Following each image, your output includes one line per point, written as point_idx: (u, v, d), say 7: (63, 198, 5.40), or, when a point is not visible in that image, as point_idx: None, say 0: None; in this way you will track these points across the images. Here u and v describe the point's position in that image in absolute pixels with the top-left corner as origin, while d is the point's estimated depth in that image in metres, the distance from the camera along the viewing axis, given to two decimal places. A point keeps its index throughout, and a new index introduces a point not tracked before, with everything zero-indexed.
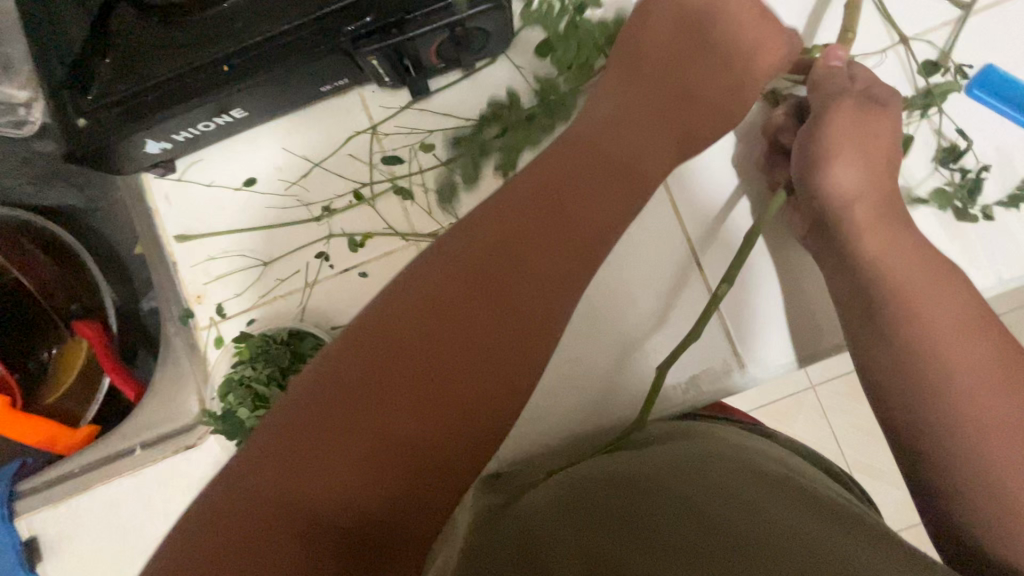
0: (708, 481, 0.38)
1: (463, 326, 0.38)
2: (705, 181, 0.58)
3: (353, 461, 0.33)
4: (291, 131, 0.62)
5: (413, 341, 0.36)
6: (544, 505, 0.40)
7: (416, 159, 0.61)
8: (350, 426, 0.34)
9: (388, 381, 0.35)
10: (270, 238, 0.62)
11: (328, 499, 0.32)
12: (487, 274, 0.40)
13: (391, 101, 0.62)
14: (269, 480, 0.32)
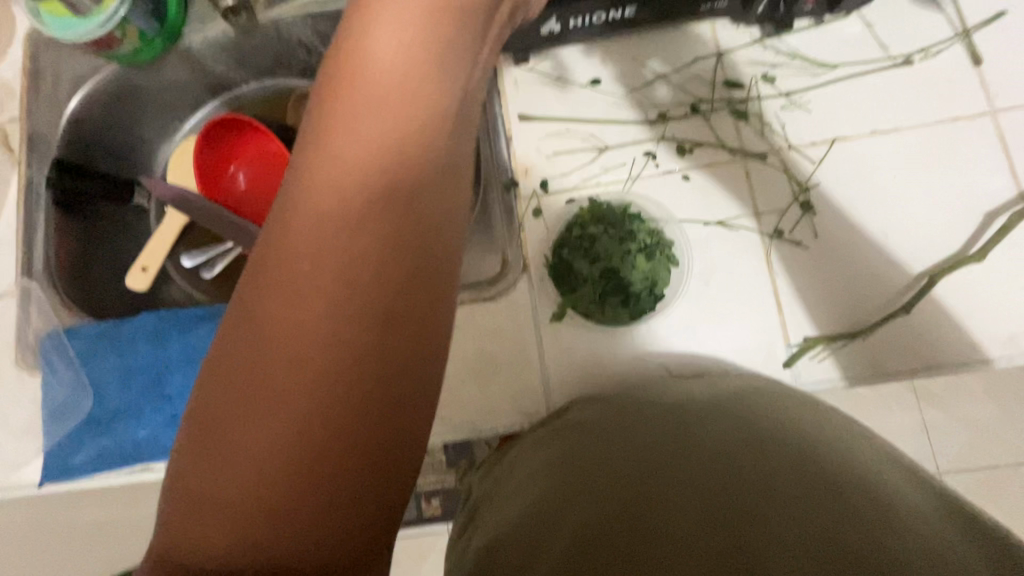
0: (690, 460, 0.45)
1: (267, 291, 0.30)
2: (941, 201, 0.59)
3: (258, 449, 0.29)
4: (647, 45, 0.65)
5: (246, 314, 0.31)
6: (534, 470, 0.51)
7: (755, 89, 0.63)
8: (233, 417, 0.30)
9: (234, 374, 0.30)
10: (604, 129, 0.65)
11: (227, 518, 0.29)
12: (293, 228, 0.31)
13: (740, 37, 0.64)
14: (189, 504, 0.30)
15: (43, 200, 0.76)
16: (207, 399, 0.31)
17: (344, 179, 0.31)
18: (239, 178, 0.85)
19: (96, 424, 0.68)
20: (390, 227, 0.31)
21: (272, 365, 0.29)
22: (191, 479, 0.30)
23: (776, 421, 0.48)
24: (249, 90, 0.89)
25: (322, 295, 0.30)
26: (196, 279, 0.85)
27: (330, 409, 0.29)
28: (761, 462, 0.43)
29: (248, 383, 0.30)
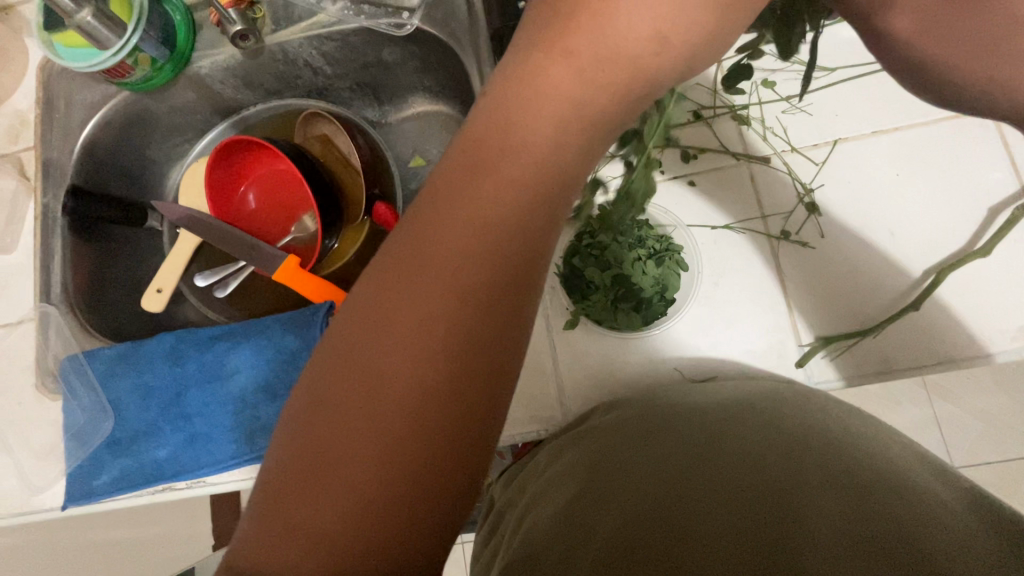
0: (717, 456, 0.46)
1: (395, 305, 0.30)
2: (946, 200, 0.60)
3: (356, 482, 0.28)
4: None
5: (371, 324, 0.30)
6: (565, 473, 0.52)
7: (757, 93, 0.65)
8: (334, 453, 0.29)
9: (340, 408, 0.29)
10: None
11: (317, 535, 0.28)
12: (423, 242, 0.31)
13: None
14: (277, 510, 0.29)
15: (59, 226, 0.77)
16: (317, 406, 0.30)
17: (481, 199, 0.30)
18: (248, 199, 0.88)
19: (117, 446, 0.69)
20: (502, 267, 0.30)
21: (381, 405, 0.29)
22: (283, 487, 0.29)
23: (790, 421, 0.48)
24: (258, 112, 0.92)
25: (438, 331, 0.29)
26: (210, 298, 0.86)
27: (425, 460, 0.29)
28: (794, 470, 0.42)
29: (352, 422, 0.29)
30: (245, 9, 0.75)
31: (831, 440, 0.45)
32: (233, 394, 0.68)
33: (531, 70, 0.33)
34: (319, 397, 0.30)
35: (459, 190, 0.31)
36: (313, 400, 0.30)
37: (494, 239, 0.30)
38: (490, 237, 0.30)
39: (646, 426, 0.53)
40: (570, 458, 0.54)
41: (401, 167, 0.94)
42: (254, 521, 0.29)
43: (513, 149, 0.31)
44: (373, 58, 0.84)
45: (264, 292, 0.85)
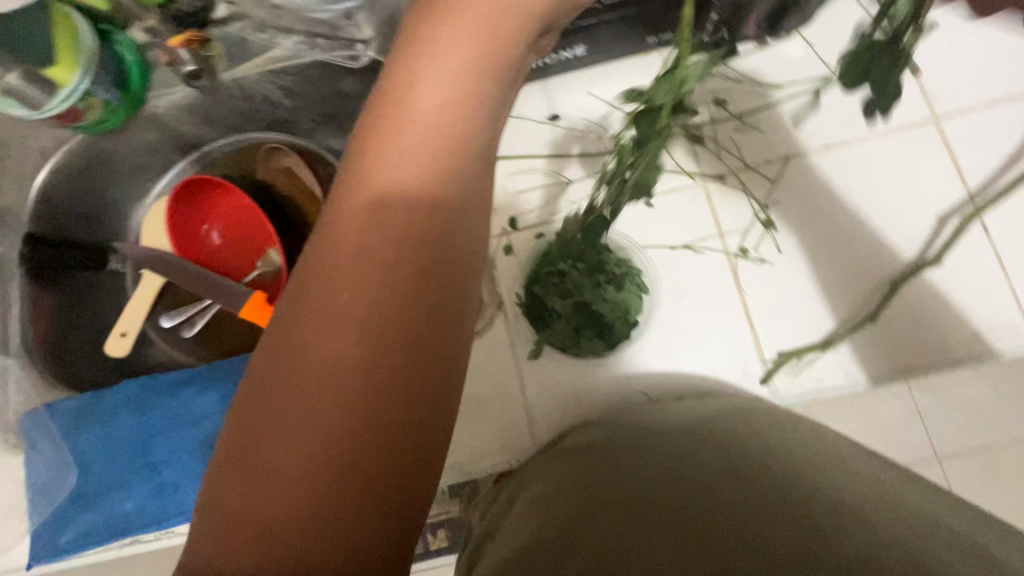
0: (678, 480, 0.45)
1: (308, 310, 0.29)
2: (897, 210, 0.61)
3: (288, 499, 0.27)
4: (599, 80, 0.68)
5: (288, 332, 0.29)
6: (532, 504, 0.51)
7: (709, 112, 0.65)
8: (262, 460, 0.28)
9: (265, 416, 0.28)
10: (567, 164, 0.66)
11: (259, 557, 0.27)
12: (333, 240, 0.29)
13: (690, 65, 0.66)
14: (218, 539, 0.28)
15: (18, 282, 0.79)
16: (243, 426, 0.29)
17: (387, 189, 0.29)
18: (211, 237, 0.86)
19: (83, 499, 0.67)
20: (419, 258, 0.29)
21: (302, 408, 0.28)
22: (222, 514, 0.28)
23: (751, 443, 0.48)
24: (219, 146, 0.88)
25: (355, 329, 0.28)
26: (177, 339, 0.84)
27: (353, 459, 0.27)
28: (766, 488, 0.41)
29: (274, 426, 0.28)
30: (199, 48, 0.76)
31: (790, 464, 0.45)
32: (201, 439, 0.67)
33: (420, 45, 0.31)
34: (243, 416, 0.29)
35: (364, 181, 0.30)
36: (239, 420, 0.29)
37: (407, 227, 0.29)
38: (405, 229, 0.29)
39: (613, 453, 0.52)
40: (542, 483, 0.53)
41: None
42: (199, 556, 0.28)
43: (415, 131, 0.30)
44: (332, 90, 0.83)
45: (232, 330, 0.84)
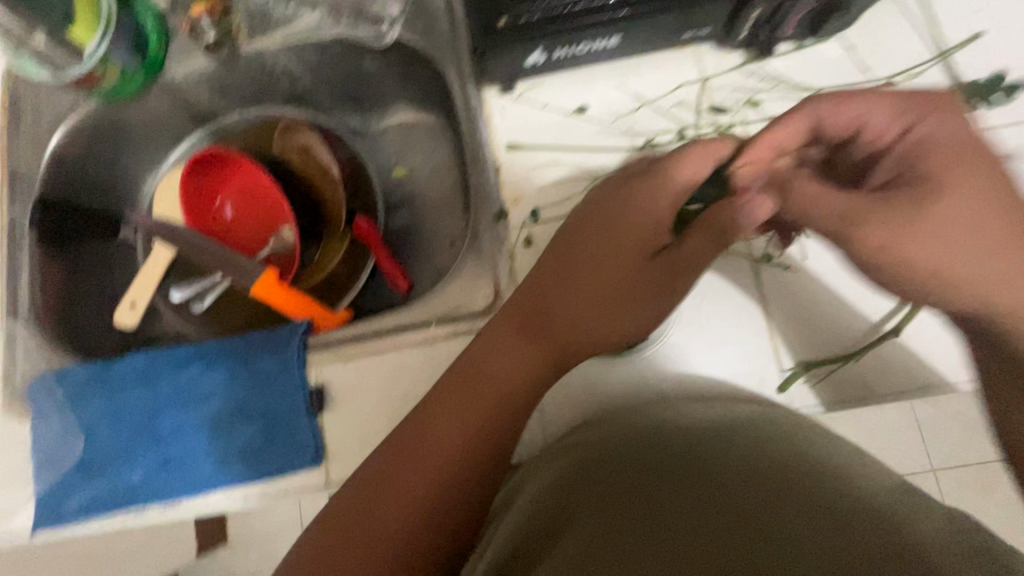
0: (690, 477, 0.48)
1: (480, 375, 0.54)
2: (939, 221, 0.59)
3: (426, 472, 0.51)
4: (633, 71, 0.66)
5: (469, 383, 0.54)
6: (552, 486, 0.53)
7: (742, 113, 0.64)
8: (434, 433, 0.53)
9: (446, 408, 0.53)
10: (593, 158, 0.65)
11: (392, 496, 0.51)
12: (504, 339, 0.55)
13: (724, 62, 0.65)
14: (380, 474, 0.52)
15: (26, 240, 0.76)
16: (423, 419, 0.54)
17: (538, 324, 0.55)
18: (225, 210, 0.86)
19: (88, 468, 0.67)
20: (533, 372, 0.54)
21: (465, 412, 0.53)
22: (385, 465, 0.52)
23: (788, 452, 0.47)
24: (235, 119, 0.89)
25: (498, 399, 0.53)
26: (186, 313, 0.84)
27: (473, 459, 0.52)
28: (781, 509, 0.43)
29: (440, 432, 0.53)
30: (219, 17, 0.75)
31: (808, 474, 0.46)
32: (207, 415, 0.66)
33: (597, 229, 0.55)
34: (425, 418, 0.54)
35: (529, 315, 0.55)
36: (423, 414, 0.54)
37: (535, 352, 0.55)
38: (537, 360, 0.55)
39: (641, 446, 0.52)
40: (560, 467, 0.53)
41: (384, 179, 0.91)
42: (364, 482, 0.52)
43: (578, 272, 0.55)
44: (354, 68, 0.82)
45: (243, 307, 0.84)
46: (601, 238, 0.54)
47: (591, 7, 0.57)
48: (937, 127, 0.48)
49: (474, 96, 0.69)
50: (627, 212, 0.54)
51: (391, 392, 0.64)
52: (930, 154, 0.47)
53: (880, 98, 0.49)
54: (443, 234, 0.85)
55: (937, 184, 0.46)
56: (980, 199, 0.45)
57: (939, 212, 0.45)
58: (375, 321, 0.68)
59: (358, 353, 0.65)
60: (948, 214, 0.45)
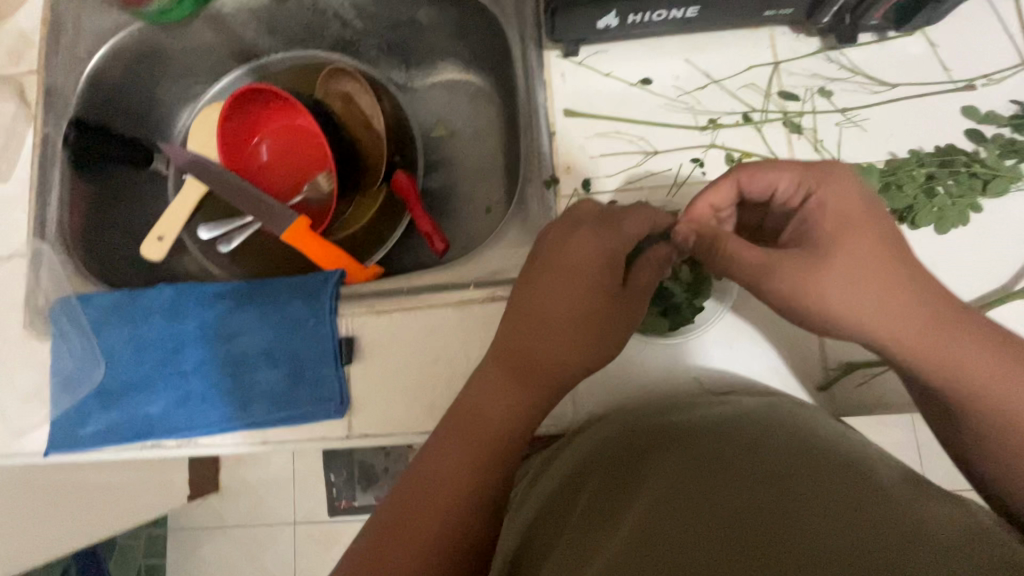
0: (727, 453, 0.42)
1: (490, 376, 0.47)
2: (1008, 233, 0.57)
3: (441, 489, 0.44)
4: (701, 48, 0.64)
5: (478, 385, 0.47)
6: (573, 472, 0.51)
7: (813, 101, 0.61)
8: (424, 487, 0.45)
9: (434, 456, 0.46)
10: (652, 132, 0.63)
11: (412, 528, 0.43)
12: (514, 331, 0.48)
13: (800, 47, 0.62)
14: (400, 506, 0.45)
15: (58, 160, 0.74)
16: (439, 437, 0.47)
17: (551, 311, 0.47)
18: (261, 150, 0.84)
19: (106, 397, 0.66)
20: (548, 357, 0.47)
21: (451, 455, 0.45)
22: (402, 496, 0.45)
23: (835, 437, 0.45)
24: (279, 59, 0.87)
25: (511, 395, 0.47)
26: (213, 252, 0.82)
27: (489, 467, 0.45)
28: (824, 469, 0.38)
29: (452, 445, 0.46)
30: None
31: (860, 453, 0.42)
32: (231, 355, 0.65)
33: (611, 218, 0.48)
34: (440, 433, 0.47)
35: (540, 300, 0.48)
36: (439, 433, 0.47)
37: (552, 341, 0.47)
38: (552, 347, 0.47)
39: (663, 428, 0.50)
40: (576, 454, 0.53)
41: (424, 137, 0.89)
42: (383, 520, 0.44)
43: (543, 309, 0.47)
44: (407, 18, 0.80)
45: (271, 252, 0.82)
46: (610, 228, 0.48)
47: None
48: (838, 195, 0.44)
49: (534, 57, 0.67)
50: (579, 249, 0.47)
51: (421, 350, 0.63)
52: (824, 222, 0.43)
53: (779, 166, 0.45)
54: (479, 200, 0.83)
55: (822, 252, 0.42)
56: (866, 263, 0.41)
57: (812, 276, 0.41)
58: (408, 279, 0.67)
59: (391, 307, 0.64)
60: (836, 287, 0.41)
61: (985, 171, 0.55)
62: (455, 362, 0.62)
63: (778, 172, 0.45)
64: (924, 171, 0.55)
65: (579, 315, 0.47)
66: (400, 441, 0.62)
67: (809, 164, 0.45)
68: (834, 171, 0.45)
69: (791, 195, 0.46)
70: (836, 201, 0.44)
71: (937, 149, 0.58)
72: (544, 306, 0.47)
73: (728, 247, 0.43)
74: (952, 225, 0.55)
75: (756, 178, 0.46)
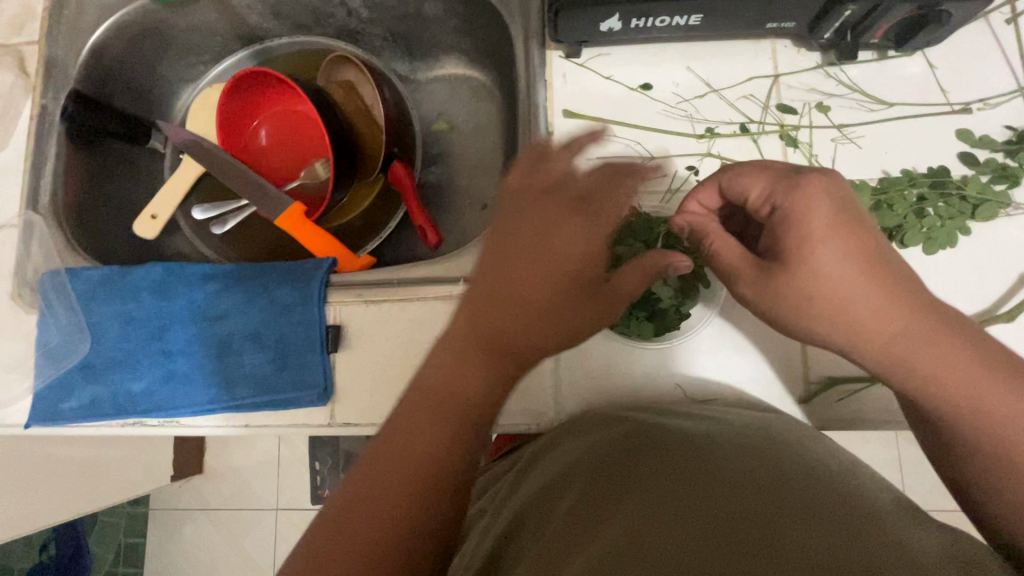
0: (707, 466, 0.42)
1: (444, 356, 0.43)
2: (999, 258, 0.57)
3: (400, 481, 0.40)
4: (701, 56, 0.64)
5: (435, 365, 0.43)
6: (554, 475, 0.50)
7: (809, 116, 0.62)
8: (386, 478, 0.40)
9: (407, 437, 0.41)
10: (649, 138, 0.63)
11: (372, 525, 0.39)
12: (468, 305, 0.43)
13: (800, 61, 0.63)
14: (357, 499, 0.40)
15: (55, 132, 0.74)
16: (394, 427, 0.42)
17: (510, 284, 0.42)
18: (260, 134, 0.84)
19: (90, 371, 0.65)
20: (508, 331, 0.42)
21: (416, 446, 0.41)
22: (357, 490, 0.40)
23: (810, 451, 0.45)
24: (282, 45, 0.87)
25: (470, 375, 0.42)
26: (206, 233, 0.82)
27: (453, 458, 0.41)
28: (800, 485, 0.38)
29: (409, 432, 0.41)
30: None
31: (833, 468, 0.42)
32: (217, 337, 0.65)
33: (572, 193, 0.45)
34: (394, 422, 0.42)
35: (497, 271, 0.43)
36: (394, 420, 0.42)
37: (509, 311, 0.42)
38: (505, 316, 0.42)
39: (644, 434, 0.49)
40: (565, 452, 0.53)
41: (424, 130, 0.89)
42: (340, 517, 0.40)
43: (516, 285, 0.42)
44: (413, 10, 0.80)
45: (265, 236, 0.82)
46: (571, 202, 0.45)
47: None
48: (802, 205, 0.42)
49: (537, 56, 0.67)
50: (568, 231, 0.44)
51: (407, 342, 0.63)
52: (787, 234, 0.42)
53: (753, 173, 0.45)
54: (475, 195, 0.83)
55: (783, 262, 0.42)
56: (835, 272, 0.40)
57: (777, 282, 0.42)
58: (398, 271, 0.67)
59: (379, 297, 0.64)
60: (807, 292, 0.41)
61: (974, 195, 0.55)
62: None
63: (751, 179, 0.45)
64: (915, 192, 0.56)
65: (561, 298, 0.43)
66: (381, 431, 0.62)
67: (785, 172, 0.43)
68: (807, 179, 0.42)
69: (760, 206, 0.45)
70: (801, 211, 0.42)
71: (931, 170, 0.58)
72: (523, 287, 0.42)
73: (712, 244, 0.47)
74: (938, 246, 0.55)
75: (735, 179, 0.47)
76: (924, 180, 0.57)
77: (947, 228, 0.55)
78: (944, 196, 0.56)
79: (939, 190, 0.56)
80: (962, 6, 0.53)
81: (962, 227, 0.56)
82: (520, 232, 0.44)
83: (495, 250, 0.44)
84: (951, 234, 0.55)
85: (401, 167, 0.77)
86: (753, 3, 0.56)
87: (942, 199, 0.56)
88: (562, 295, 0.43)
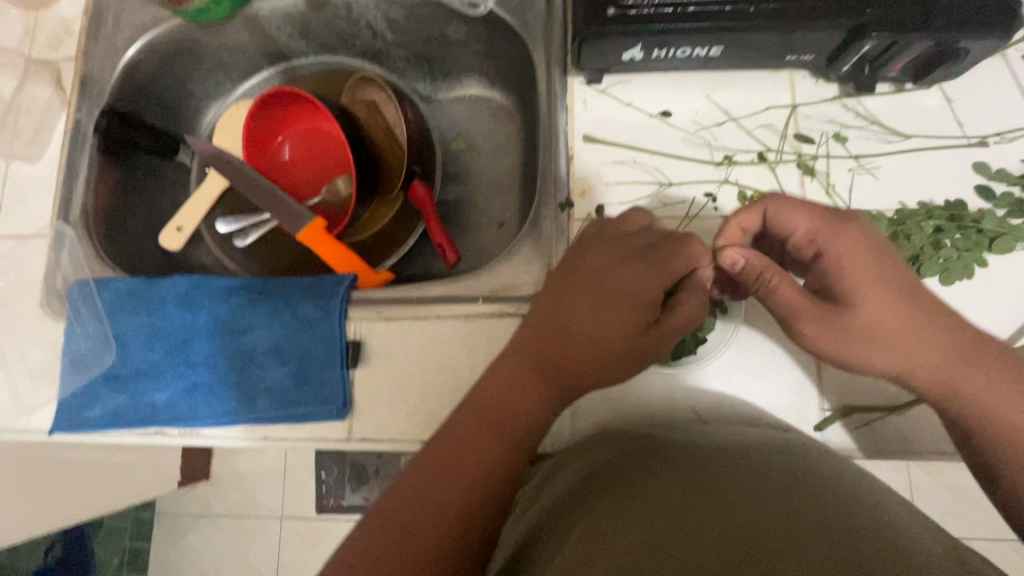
0: (720, 475, 0.43)
1: (503, 368, 0.50)
2: (1016, 290, 0.58)
3: (457, 471, 0.46)
4: (720, 85, 0.66)
5: (493, 375, 0.50)
6: (572, 481, 0.52)
7: (826, 146, 0.63)
8: (447, 471, 0.46)
9: (464, 439, 0.47)
10: (668, 164, 0.64)
11: (431, 509, 0.44)
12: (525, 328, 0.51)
13: (818, 92, 0.64)
14: (415, 487, 0.46)
15: (88, 146, 0.76)
16: (455, 426, 0.48)
17: (561, 310, 0.50)
18: (283, 150, 0.86)
19: (114, 381, 0.67)
20: (555, 351, 0.49)
21: (472, 453, 0.46)
22: (417, 478, 0.46)
23: (826, 465, 0.46)
24: (308, 64, 0.89)
25: (524, 387, 0.49)
26: (229, 246, 0.84)
27: (509, 456, 0.47)
28: (813, 496, 0.39)
29: (468, 434, 0.47)
30: None
31: (849, 481, 0.43)
32: (240, 350, 0.66)
33: (618, 238, 0.52)
34: (456, 423, 0.48)
35: (553, 301, 0.51)
36: (454, 422, 0.48)
37: (560, 335, 0.49)
38: (554, 338, 0.49)
39: (662, 445, 0.51)
40: (581, 465, 0.53)
41: (444, 149, 0.91)
42: (398, 510, 0.45)
43: (565, 315, 0.49)
44: (437, 33, 0.82)
45: (286, 251, 0.84)
46: (615, 243, 0.52)
47: (709, 10, 0.56)
48: (848, 254, 0.45)
49: (559, 82, 0.68)
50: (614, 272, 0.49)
51: (424, 360, 0.64)
52: (843, 277, 0.45)
53: (797, 210, 0.46)
54: (493, 214, 0.85)
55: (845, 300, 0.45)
56: (875, 305, 0.44)
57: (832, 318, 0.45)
58: (418, 288, 0.68)
59: (399, 314, 0.65)
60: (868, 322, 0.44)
61: (991, 228, 0.56)
62: (458, 374, 0.63)
63: (795, 217, 0.46)
64: (933, 223, 0.56)
65: (602, 321, 0.48)
66: (398, 448, 0.63)
67: (830, 217, 0.46)
68: (848, 229, 0.45)
69: (803, 246, 0.47)
70: (847, 252, 0.45)
71: (947, 203, 0.59)
72: (568, 312, 0.49)
73: (772, 281, 0.45)
74: (954, 278, 0.56)
75: (780, 215, 0.47)
76: (941, 212, 0.57)
77: (963, 261, 0.56)
78: (960, 230, 0.56)
79: (957, 223, 0.56)
80: (981, 44, 0.54)
81: (981, 261, 0.56)
82: (571, 270, 0.51)
83: (557, 285, 0.51)
84: (967, 268, 0.56)
85: (421, 188, 0.78)
86: (773, 37, 0.57)
87: (959, 232, 0.56)
88: (606, 321, 0.48)
